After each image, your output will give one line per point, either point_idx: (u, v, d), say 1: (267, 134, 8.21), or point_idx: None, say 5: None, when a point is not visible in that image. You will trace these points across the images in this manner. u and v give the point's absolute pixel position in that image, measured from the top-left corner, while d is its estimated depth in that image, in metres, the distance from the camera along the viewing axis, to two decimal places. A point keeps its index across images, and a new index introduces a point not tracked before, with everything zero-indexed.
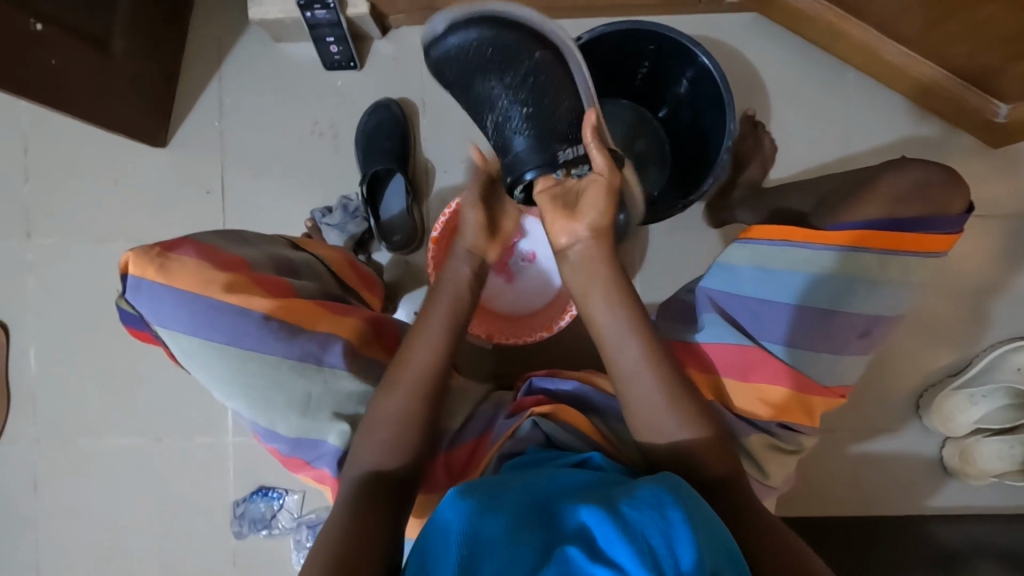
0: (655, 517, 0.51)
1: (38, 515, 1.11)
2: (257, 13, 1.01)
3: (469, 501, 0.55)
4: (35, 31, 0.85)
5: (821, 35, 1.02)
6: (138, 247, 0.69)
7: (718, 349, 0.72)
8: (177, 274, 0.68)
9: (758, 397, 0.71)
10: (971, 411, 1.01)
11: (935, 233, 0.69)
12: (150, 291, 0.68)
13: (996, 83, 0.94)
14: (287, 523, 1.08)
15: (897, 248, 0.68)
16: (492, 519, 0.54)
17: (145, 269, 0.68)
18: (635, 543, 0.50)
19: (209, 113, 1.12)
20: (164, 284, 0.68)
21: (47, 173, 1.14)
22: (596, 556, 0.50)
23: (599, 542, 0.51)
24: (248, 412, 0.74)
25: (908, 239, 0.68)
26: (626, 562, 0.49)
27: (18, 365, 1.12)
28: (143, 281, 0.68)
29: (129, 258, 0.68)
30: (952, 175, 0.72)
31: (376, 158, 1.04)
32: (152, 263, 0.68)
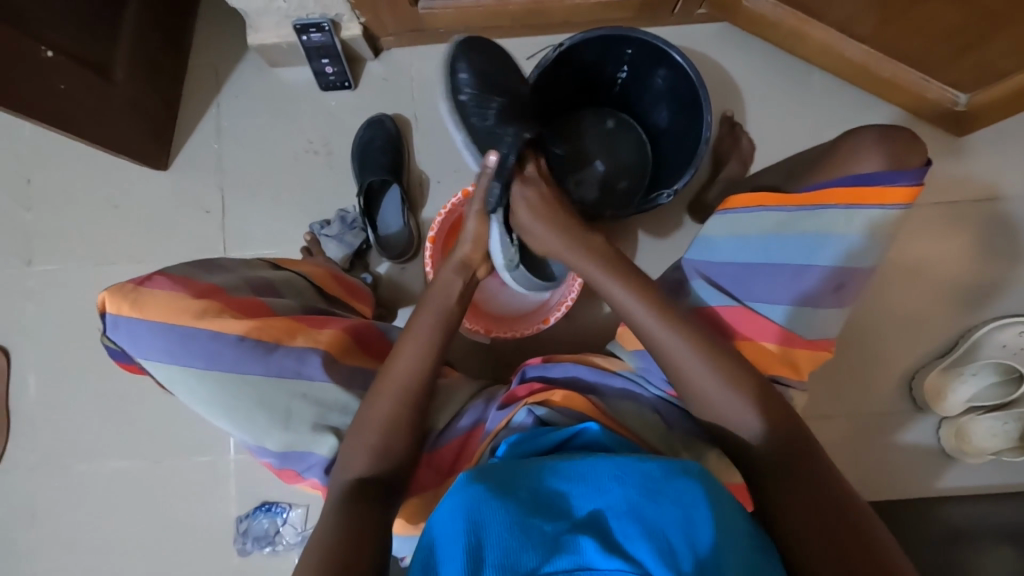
0: (676, 513, 0.49)
1: (38, 540, 1.10)
2: (255, 39, 1.06)
3: (477, 488, 0.52)
4: (47, 57, 0.89)
5: (791, 37, 1.07)
6: (112, 286, 0.64)
7: (704, 313, 0.75)
8: (151, 306, 0.64)
9: (749, 356, 0.73)
10: (961, 390, 1.04)
11: (899, 184, 0.68)
12: (127, 327, 0.64)
13: (955, 74, 0.99)
14: (291, 538, 1.07)
15: (860, 202, 0.69)
16: (502, 508, 0.50)
17: (119, 304, 0.63)
18: (656, 540, 0.48)
19: (209, 137, 1.16)
20: (139, 317, 0.63)
21: (49, 201, 1.17)
22: (614, 551, 0.47)
23: (618, 536, 0.48)
24: (233, 433, 0.70)
25: (870, 192, 0.68)
26: (646, 559, 0.47)
27: (18, 391, 1.13)
28: (119, 318, 0.64)
29: (103, 297, 0.64)
30: (911, 134, 0.72)
31: (371, 170, 1.07)
32: (125, 298, 0.64)
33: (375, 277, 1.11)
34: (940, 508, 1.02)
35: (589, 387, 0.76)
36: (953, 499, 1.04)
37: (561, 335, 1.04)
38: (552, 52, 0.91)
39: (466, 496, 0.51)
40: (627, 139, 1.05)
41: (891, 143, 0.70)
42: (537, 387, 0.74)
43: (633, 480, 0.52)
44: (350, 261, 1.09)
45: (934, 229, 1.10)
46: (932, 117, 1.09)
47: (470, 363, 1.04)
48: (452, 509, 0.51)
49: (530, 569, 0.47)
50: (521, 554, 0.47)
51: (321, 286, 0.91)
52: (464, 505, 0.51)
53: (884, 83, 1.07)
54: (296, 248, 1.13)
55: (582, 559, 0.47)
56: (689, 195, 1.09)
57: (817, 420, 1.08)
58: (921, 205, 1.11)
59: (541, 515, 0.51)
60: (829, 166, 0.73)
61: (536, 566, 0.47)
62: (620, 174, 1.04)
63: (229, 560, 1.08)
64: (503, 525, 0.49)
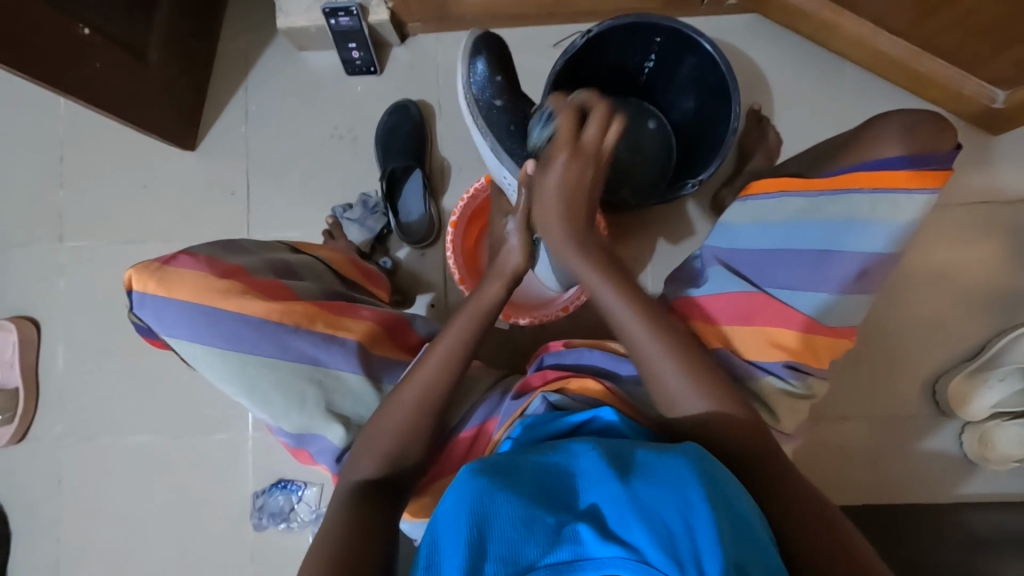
0: (673, 496, 0.49)
1: (63, 507, 1.13)
2: (284, 22, 1.07)
3: (475, 477, 0.53)
4: (83, 35, 0.91)
5: (823, 29, 1.05)
6: (138, 263, 0.65)
7: (722, 299, 0.74)
8: (177, 285, 0.65)
9: (769, 340, 0.72)
10: (988, 396, 0.99)
11: (928, 167, 0.66)
12: (153, 305, 0.65)
13: (992, 70, 0.97)
14: (306, 516, 1.09)
15: (886, 187, 0.67)
16: (500, 496, 0.51)
17: (145, 282, 0.64)
18: (653, 524, 0.46)
19: (236, 119, 1.18)
20: (165, 295, 0.64)
21: (80, 178, 1.20)
22: (612, 538, 0.47)
23: (613, 522, 0.48)
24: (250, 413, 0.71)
25: (896, 176, 0.67)
26: (643, 544, 0.46)
27: (47, 362, 1.17)
28: (146, 295, 0.65)
29: (131, 274, 0.64)
30: (937, 117, 0.70)
31: (395, 155, 1.08)
32: (152, 277, 0.64)
33: (394, 263, 1.12)
34: (960, 514, 1.00)
35: (606, 374, 0.76)
36: (977, 505, 1.02)
37: (578, 325, 1.04)
38: (580, 38, 0.90)
39: (463, 486, 0.52)
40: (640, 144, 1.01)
41: (919, 126, 0.68)
42: (551, 375, 0.74)
43: (629, 467, 0.52)
44: (371, 245, 1.10)
45: (964, 230, 1.08)
46: (967, 114, 1.06)
47: (487, 351, 1.04)
48: (452, 500, 0.52)
49: (531, 561, 0.47)
50: (522, 546, 0.47)
51: (342, 273, 0.90)
52: (465, 497, 0.51)
53: (917, 78, 1.04)
54: (318, 231, 1.14)
55: (582, 550, 0.46)
56: (712, 188, 1.08)
57: (837, 420, 1.06)
58: (951, 205, 1.09)
59: (542, 507, 0.50)
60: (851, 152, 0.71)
61: (536, 557, 0.47)
62: (621, 183, 1.00)
63: (245, 534, 1.10)
64: (502, 516, 0.49)
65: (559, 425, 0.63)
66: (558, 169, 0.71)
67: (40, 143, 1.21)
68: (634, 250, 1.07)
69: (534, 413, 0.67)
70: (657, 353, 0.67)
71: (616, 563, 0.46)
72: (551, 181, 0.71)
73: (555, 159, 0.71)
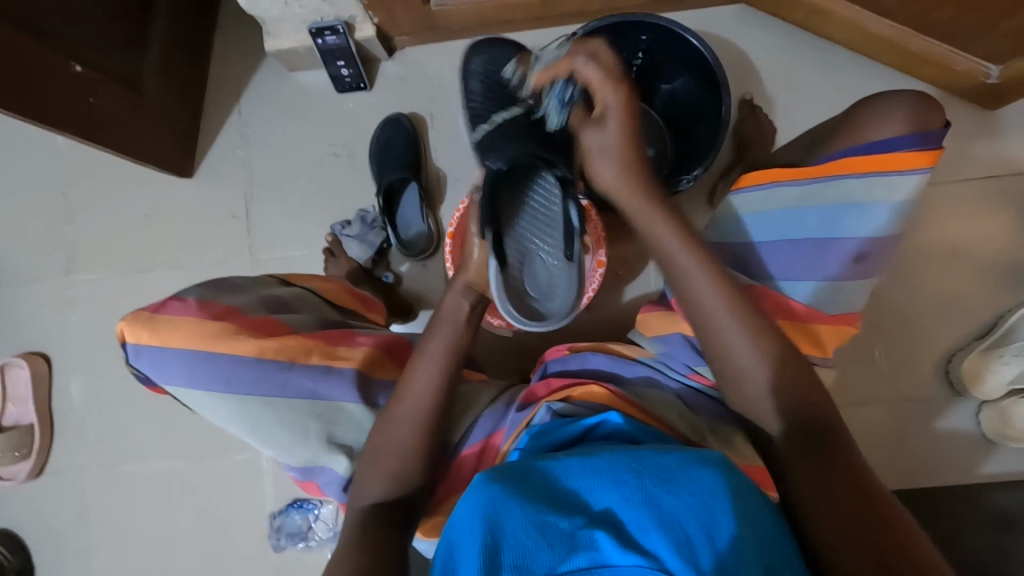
0: (694, 502, 0.48)
1: (85, 538, 1.14)
2: (274, 45, 1.08)
3: (492, 487, 0.51)
4: (76, 72, 0.92)
5: (810, 15, 1.05)
6: (130, 314, 0.66)
7: None
8: (169, 333, 0.66)
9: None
10: (1004, 372, 0.97)
11: (915, 148, 0.66)
12: (149, 355, 0.66)
13: (983, 46, 0.96)
14: (324, 534, 1.08)
15: (876, 170, 0.67)
16: (517, 506, 0.50)
17: (138, 333, 0.65)
18: (672, 532, 0.47)
19: (232, 143, 1.19)
20: (160, 345, 0.65)
21: (84, 211, 1.21)
22: (630, 545, 0.47)
23: (631, 530, 0.48)
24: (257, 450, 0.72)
25: (887, 158, 0.66)
26: (662, 552, 0.46)
27: (61, 395, 1.18)
28: (141, 346, 0.66)
29: (123, 327, 0.65)
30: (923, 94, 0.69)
31: (390, 169, 1.08)
32: (144, 327, 0.65)
33: (397, 277, 1.12)
34: (982, 494, 0.98)
35: (610, 377, 0.76)
36: (999, 484, 1.00)
37: (583, 326, 1.04)
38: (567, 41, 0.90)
39: (481, 495, 0.51)
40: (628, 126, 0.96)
41: (905, 107, 0.68)
42: (556, 384, 0.73)
43: (650, 471, 0.50)
44: (372, 260, 1.11)
45: (968, 207, 1.07)
46: (961, 91, 1.05)
47: (494, 359, 1.04)
48: (468, 510, 0.51)
49: (547, 568, 0.47)
50: (537, 552, 0.47)
51: (335, 301, 0.89)
52: (479, 505, 0.50)
53: (908, 58, 1.04)
54: (319, 249, 1.15)
55: (599, 556, 0.47)
56: (710, 182, 1.07)
57: (852, 406, 1.05)
58: (950, 181, 1.08)
59: (555, 509, 0.50)
60: (841, 137, 0.71)
61: (552, 565, 0.47)
62: None
63: (265, 555, 1.11)
64: (520, 526, 0.49)
65: (567, 434, 0.62)
66: (616, 111, 0.69)
67: (42, 180, 1.22)
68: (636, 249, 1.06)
69: (541, 421, 0.66)
70: (717, 306, 0.65)
71: (633, 571, 0.46)
72: (609, 141, 0.70)
73: (608, 107, 0.69)
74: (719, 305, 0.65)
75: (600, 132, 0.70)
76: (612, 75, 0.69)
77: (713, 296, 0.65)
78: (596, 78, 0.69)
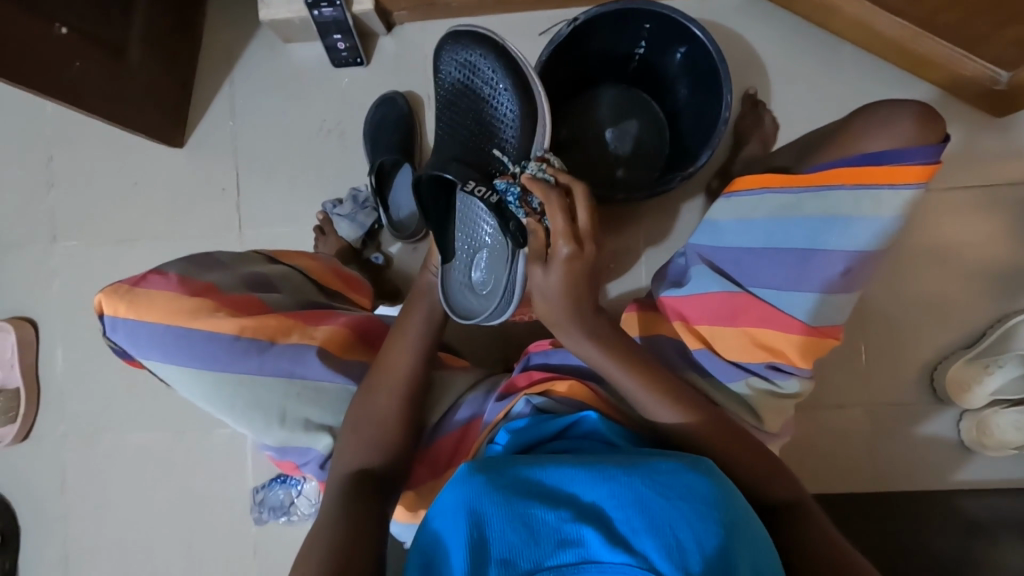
0: (683, 507, 0.48)
1: (69, 504, 1.16)
2: (266, 15, 1.05)
3: (480, 479, 0.51)
4: (61, 34, 0.91)
5: (821, 8, 1.02)
6: (107, 287, 0.66)
7: (705, 298, 0.74)
8: (146, 307, 0.65)
9: (757, 342, 0.72)
10: (989, 381, 0.97)
11: (907, 163, 0.63)
12: (125, 328, 0.66)
13: (992, 50, 0.94)
14: (306, 508, 1.07)
15: (865, 183, 0.65)
16: (504, 499, 0.50)
17: (116, 305, 0.65)
18: (660, 533, 0.47)
19: (223, 114, 1.16)
20: (136, 318, 0.65)
21: (70, 178, 1.19)
22: (620, 545, 0.47)
23: (621, 529, 0.48)
24: (233, 427, 0.72)
25: (876, 171, 0.64)
26: (651, 553, 0.46)
27: (46, 363, 1.18)
28: (117, 319, 0.66)
29: (100, 299, 0.65)
30: (926, 106, 0.67)
31: (382, 151, 1.05)
32: (121, 299, 0.65)
33: (386, 258, 1.11)
34: (957, 500, 0.99)
35: (590, 375, 0.75)
36: (974, 491, 1.01)
37: None
38: (567, 26, 0.88)
39: (469, 488, 0.50)
40: (632, 134, 1.00)
41: (903, 117, 0.65)
42: (536, 377, 0.73)
43: (639, 472, 0.51)
44: (362, 241, 1.10)
45: (964, 215, 1.05)
46: (967, 96, 1.03)
47: (479, 346, 1.04)
48: (454, 501, 0.51)
49: (535, 561, 0.47)
50: (526, 546, 0.47)
51: (320, 282, 0.88)
52: (467, 496, 0.50)
53: (914, 59, 1.02)
54: (308, 228, 1.13)
55: (586, 552, 0.47)
56: (706, 178, 1.05)
57: (832, 408, 1.06)
58: (948, 188, 1.06)
59: (544, 503, 0.49)
60: (838, 144, 0.70)
61: (539, 559, 0.47)
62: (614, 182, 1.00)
63: (246, 527, 1.12)
64: (508, 519, 0.49)
65: (547, 428, 0.62)
66: (561, 262, 0.63)
67: (29, 144, 1.20)
68: (626, 242, 1.05)
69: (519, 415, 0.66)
70: (647, 398, 0.66)
71: (621, 570, 0.46)
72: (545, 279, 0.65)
73: (556, 254, 0.63)
74: (649, 401, 0.66)
75: (538, 271, 0.66)
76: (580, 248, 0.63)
77: (643, 392, 0.66)
78: (561, 226, 0.63)
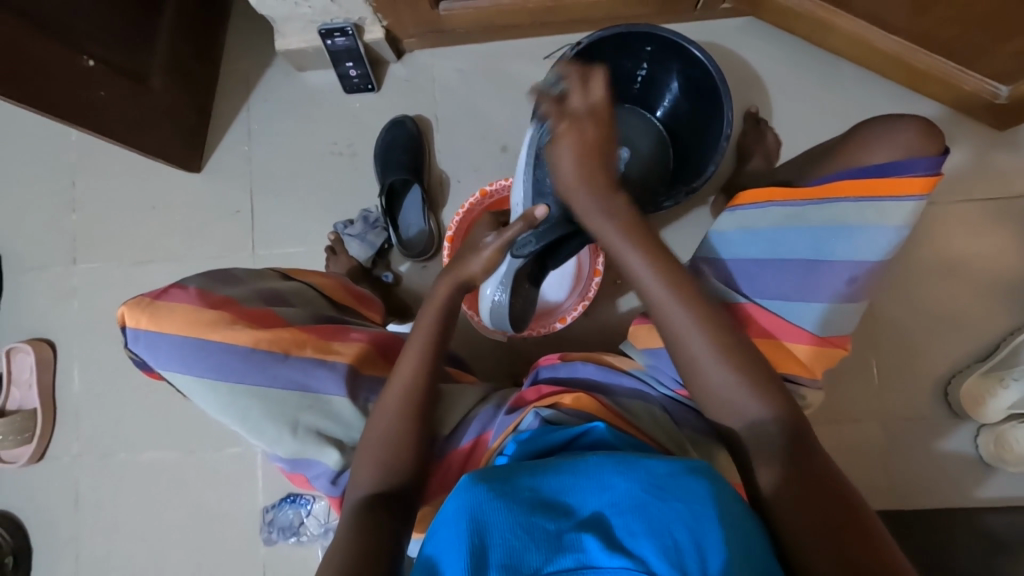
0: (680, 509, 0.48)
1: (80, 524, 1.16)
2: (282, 44, 1.09)
3: (480, 487, 0.51)
4: (87, 66, 0.94)
5: (820, 29, 1.04)
6: (130, 299, 0.68)
7: None
8: (168, 320, 0.67)
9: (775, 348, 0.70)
10: (1005, 396, 0.95)
11: (911, 174, 0.65)
12: (146, 340, 0.67)
13: (992, 66, 0.95)
14: (315, 529, 1.09)
15: (872, 194, 0.67)
16: (502, 506, 0.50)
17: (138, 317, 0.67)
18: (658, 536, 0.47)
19: (239, 139, 1.20)
20: (157, 330, 0.67)
21: (92, 202, 1.23)
22: (618, 549, 0.46)
23: (619, 533, 0.47)
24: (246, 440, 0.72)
25: (880, 183, 0.66)
26: (649, 555, 0.46)
27: (63, 382, 1.20)
28: (139, 331, 0.67)
29: (123, 311, 0.67)
30: (925, 120, 0.69)
31: (393, 170, 1.09)
32: (143, 312, 0.67)
33: (396, 277, 1.13)
34: (978, 517, 0.97)
35: (598, 387, 0.76)
36: (995, 508, 0.99)
37: (578, 334, 1.04)
38: (571, 49, 0.91)
39: (469, 496, 0.51)
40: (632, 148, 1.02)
41: (900, 133, 0.68)
42: (545, 390, 0.73)
43: (636, 475, 0.51)
44: (372, 260, 1.11)
45: (972, 228, 1.05)
46: (968, 110, 1.05)
47: (489, 363, 1.05)
48: (453, 510, 0.51)
49: (534, 569, 0.46)
50: (525, 553, 0.47)
51: (333, 298, 0.89)
52: (466, 506, 0.50)
53: (914, 76, 1.03)
54: (320, 247, 1.16)
55: (585, 557, 0.46)
56: (710, 194, 1.07)
57: (845, 421, 1.05)
58: (955, 201, 1.06)
59: (544, 512, 0.49)
60: (842, 157, 0.73)
61: (539, 564, 0.46)
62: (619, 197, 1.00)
63: (255, 547, 1.12)
64: (507, 526, 0.48)
65: (555, 441, 0.62)
66: (571, 131, 0.67)
67: (53, 170, 1.24)
68: None
69: (528, 427, 0.66)
70: (673, 304, 0.66)
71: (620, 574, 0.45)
72: (568, 165, 0.68)
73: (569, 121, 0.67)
74: (673, 309, 0.65)
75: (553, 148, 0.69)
76: (604, 100, 0.68)
77: (667, 297, 0.66)
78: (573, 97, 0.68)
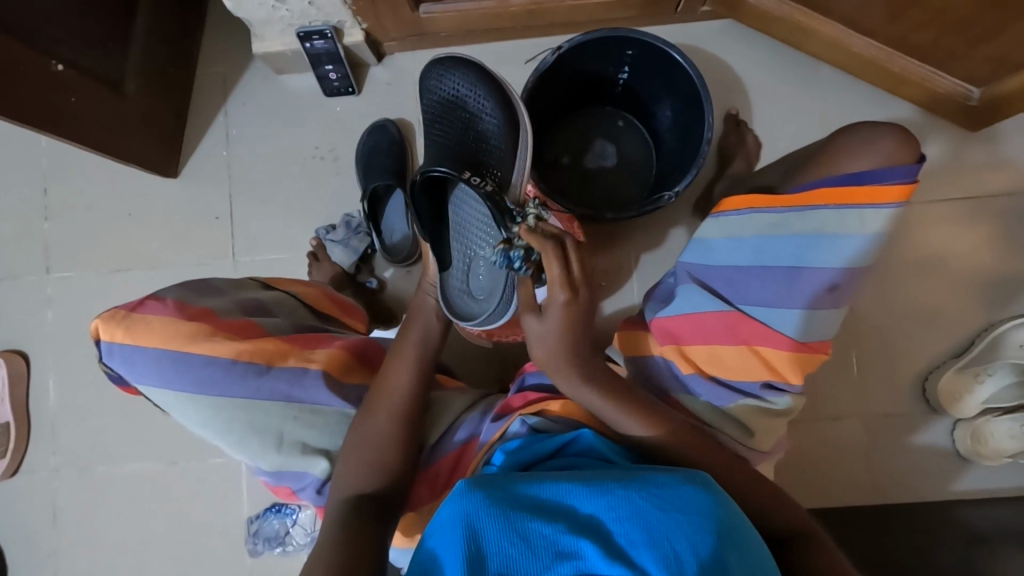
0: (680, 518, 0.48)
1: (59, 539, 1.13)
2: (261, 47, 1.07)
3: (477, 494, 0.51)
4: (57, 71, 0.92)
5: (799, 32, 1.05)
6: (104, 312, 0.66)
7: (701, 319, 0.75)
8: (144, 333, 0.65)
9: (754, 355, 0.72)
10: (979, 391, 0.99)
11: (887, 182, 0.66)
12: (121, 354, 0.66)
13: (965, 69, 0.97)
14: (301, 539, 1.08)
15: (851, 203, 0.67)
16: (499, 513, 0.49)
17: (113, 331, 0.65)
18: (658, 546, 0.47)
19: (218, 144, 1.18)
20: (133, 344, 0.65)
21: (65, 210, 1.20)
22: (618, 557, 0.47)
23: (619, 540, 0.48)
24: (228, 453, 0.71)
25: (858, 191, 0.66)
26: (648, 565, 0.46)
27: (38, 395, 1.17)
28: (114, 345, 0.66)
29: (97, 324, 0.65)
30: (902, 129, 0.70)
31: (376, 175, 1.06)
32: (118, 325, 0.65)
33: (380, 282, 1.13)
34: (956, 509, 0.99)
35: None
36: (971, 500, 1.01)
37: None
38: (552, 54, 0.91)
39: (466, 502, 0.50)
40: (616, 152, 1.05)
41: (878, 141, 0.69)
42: (532, 397, 0.73)
43: (636, 484, 0.51)
44: (356, 266, 1.11)
45: (947, 228, 1.08)
46: (943, 112, 1.07)
47: (476, 369, 1.05)
48: (449, 516, 0.50)
49: None
50: (523, 561, 0.47)
51: (316, 307, 0.88)
52: (461, 513, 0.50)
53: (890, 78, 1.05)
54: (303, 253, 1.14)
55: (585, 565, 0.47)
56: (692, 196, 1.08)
57: (827, 418, 1.06)
58: (930, 200, 1.09)
59: (541, 517, 0.49)
60: (821, 164, 0.73)
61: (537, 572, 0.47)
62: (608, 200, 1.04)
63: (240, 558, 1.10)
64: (503, 534, 0.48)
65: (543, 449, 0.63)
66: (557, 309, 0.64)
67: (25, 177, 1.21)
68: (617, 261, 1.07)
69: (516, 435, 0.66)
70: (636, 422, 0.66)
71: None
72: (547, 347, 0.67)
73: (553, 301, 0.64)
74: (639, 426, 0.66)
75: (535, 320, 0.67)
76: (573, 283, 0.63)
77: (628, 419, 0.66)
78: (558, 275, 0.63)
